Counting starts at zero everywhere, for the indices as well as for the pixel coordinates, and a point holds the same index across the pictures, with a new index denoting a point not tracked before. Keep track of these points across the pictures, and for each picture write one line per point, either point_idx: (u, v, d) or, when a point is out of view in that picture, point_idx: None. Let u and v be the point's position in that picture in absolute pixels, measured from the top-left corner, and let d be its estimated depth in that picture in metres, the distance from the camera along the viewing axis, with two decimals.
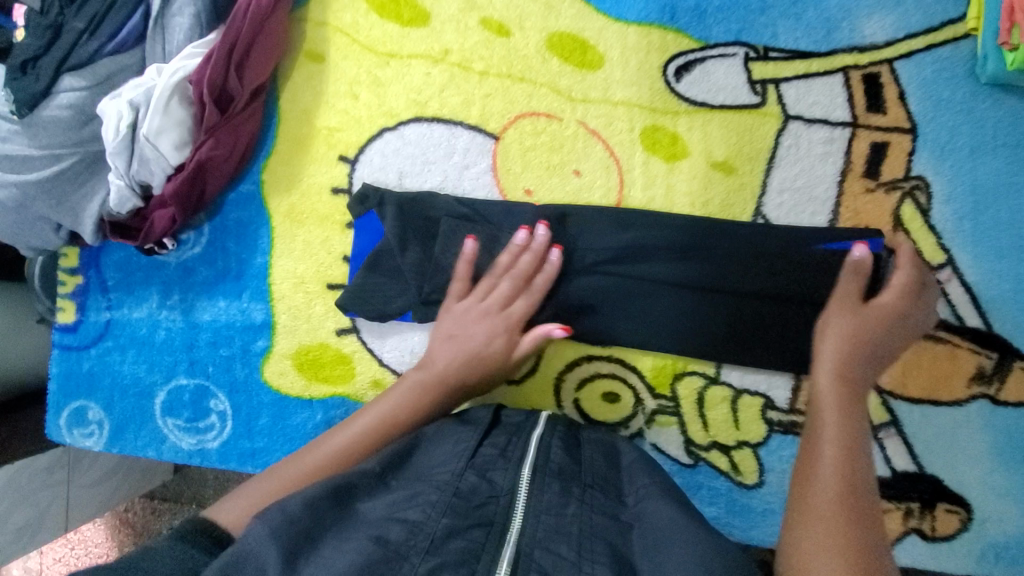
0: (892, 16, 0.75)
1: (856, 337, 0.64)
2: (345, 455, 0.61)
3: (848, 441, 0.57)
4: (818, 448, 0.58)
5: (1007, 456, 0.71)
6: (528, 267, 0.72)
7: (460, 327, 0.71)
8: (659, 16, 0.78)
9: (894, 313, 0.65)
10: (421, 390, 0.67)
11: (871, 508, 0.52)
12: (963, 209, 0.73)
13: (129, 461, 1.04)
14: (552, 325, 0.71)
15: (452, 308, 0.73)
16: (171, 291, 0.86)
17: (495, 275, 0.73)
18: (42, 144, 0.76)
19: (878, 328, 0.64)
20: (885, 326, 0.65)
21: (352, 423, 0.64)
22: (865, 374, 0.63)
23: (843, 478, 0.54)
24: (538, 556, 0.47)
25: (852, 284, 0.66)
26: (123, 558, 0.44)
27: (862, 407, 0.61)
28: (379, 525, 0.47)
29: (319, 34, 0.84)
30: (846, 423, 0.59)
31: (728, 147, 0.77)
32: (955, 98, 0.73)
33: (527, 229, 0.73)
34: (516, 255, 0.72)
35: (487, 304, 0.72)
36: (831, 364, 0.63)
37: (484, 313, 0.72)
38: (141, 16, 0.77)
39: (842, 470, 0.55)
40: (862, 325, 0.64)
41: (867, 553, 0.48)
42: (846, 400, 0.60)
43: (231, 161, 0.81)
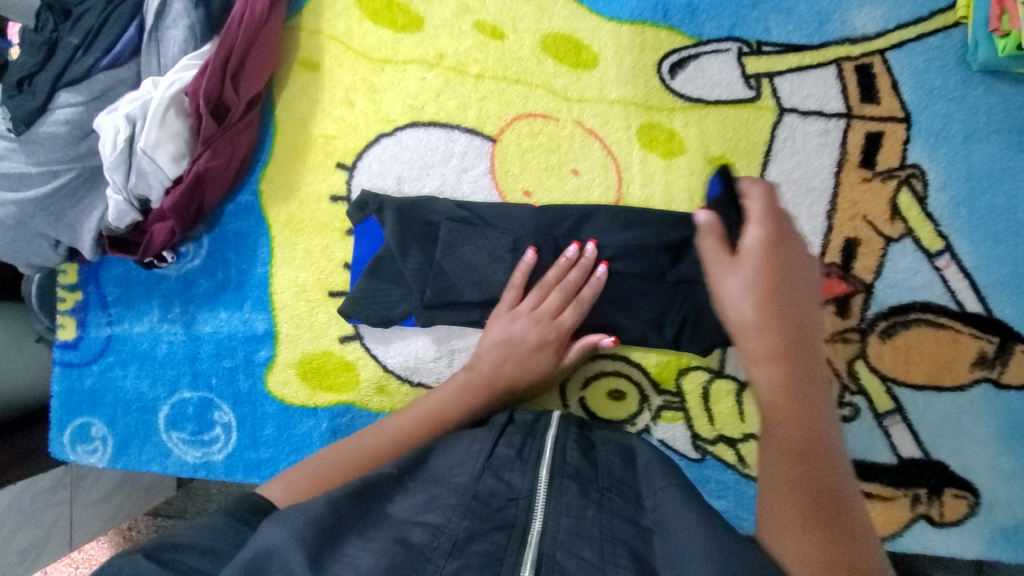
0: (882, 8, 0.75)
1: (773, 318, 0.54)
2: (353, 467, 0.61)
3: (807, 443, 0.48)
4: (774, 457, 0.48)
5: (1012, 440, 0.72)
6: (576, 282, 0.72)
7: (510, 332, 0.72)
8: (652, 14, 0.79)
9: (791, 270, 0.57)
10: (436, 408, 0.67)
11: (851, 519, 0.45)
12: (959, 195, 0.73)
13: (132, 476, 1.03)
14: (600, 337, 0.74)
15: (501, 314, 0.74)
16: (171, 304, 0.86)
17: (544, 288, 0.73)
18: (40, 161, 0.75)
19: (773, 284, 0.56)
20: (797, 289, 0.56)
21: (369, 438, 0.65)
22: (801, 348, 0.54)
23: (812, 490, 0.46)
24: (561, 558, 0.46)
25: (716, 245, 0.59)
26: (160, 543, 0.45)
27: (810, 390, 0.51)
28: (400, 527, 0.47)
29: (314, 43, 0.84)
30: (803, 420, 0.50)
31: (725, 142, 0.77)
32: (947, 86, 0.74)
33: (577, 244, 0.73)
34: (564, 269, 0.73)
35: (505, 318, 0.73)
36: (767, 353, 0.53)
37: (504, 327, 0.73)
38: (135, 30, 0.77)
39: (808, 480, 0.46)
40: (756, 286, 0.56)
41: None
42: (791, 391, 0.51)
43: (229, 173, 0.80)
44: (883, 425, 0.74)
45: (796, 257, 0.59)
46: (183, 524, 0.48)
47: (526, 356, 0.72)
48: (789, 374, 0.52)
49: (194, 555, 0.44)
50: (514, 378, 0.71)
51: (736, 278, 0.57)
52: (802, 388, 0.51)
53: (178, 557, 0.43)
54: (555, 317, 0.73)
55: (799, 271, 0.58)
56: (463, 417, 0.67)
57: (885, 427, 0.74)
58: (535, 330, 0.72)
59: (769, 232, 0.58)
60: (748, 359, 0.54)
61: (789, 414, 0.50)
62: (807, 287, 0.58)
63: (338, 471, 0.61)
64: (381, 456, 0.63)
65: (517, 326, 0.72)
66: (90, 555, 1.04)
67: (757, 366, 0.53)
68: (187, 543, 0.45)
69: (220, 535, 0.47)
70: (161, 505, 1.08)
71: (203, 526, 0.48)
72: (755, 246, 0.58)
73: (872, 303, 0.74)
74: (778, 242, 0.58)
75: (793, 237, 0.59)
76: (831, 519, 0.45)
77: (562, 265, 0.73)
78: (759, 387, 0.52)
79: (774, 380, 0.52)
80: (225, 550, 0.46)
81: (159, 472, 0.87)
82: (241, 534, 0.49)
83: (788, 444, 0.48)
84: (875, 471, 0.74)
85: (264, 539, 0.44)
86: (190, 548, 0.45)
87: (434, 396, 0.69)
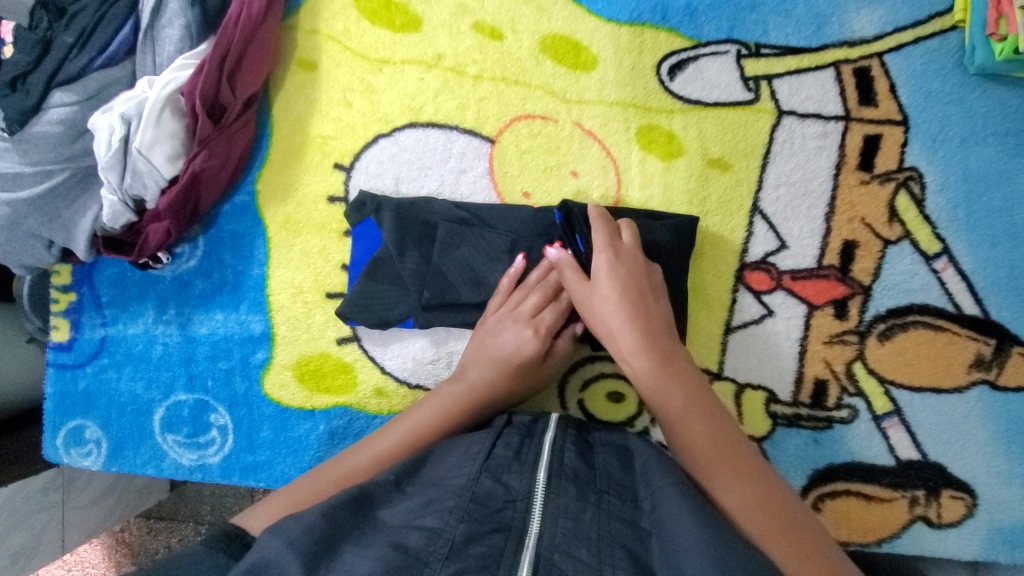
0: (880, 11, 0.75)
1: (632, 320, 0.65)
2: (358, 470, 0.63)
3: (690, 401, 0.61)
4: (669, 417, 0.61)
5: (1009, 441, 0.72)
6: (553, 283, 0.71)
7: (492, 335, 0.71)
8: (651, 16, 0.79)
9: (634, 277, 0.67)
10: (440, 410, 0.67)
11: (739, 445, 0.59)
12: (957, 198, 0.74)
13: (124, 478, 1.02)
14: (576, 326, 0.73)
15: (486, 319, 0.73)
16: (166, 305, 0.85)
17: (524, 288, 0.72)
18: (33, 160, 0.75)
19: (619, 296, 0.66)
20: (642, 292, 0.66)
21: (377, 441, 0.65)
22: (661, 334, 0.65)
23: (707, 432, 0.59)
24: (559, 561, 0.46)
25: (569, 274, 0.69)
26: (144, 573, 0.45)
27: (677, 360, 0.64)
28: (397, 531, 0.47)
29: (311, 43, 0.84)
30: (683, 383, 0.62)
31: (723, 144, 0.77)
32: (944, 89, 0.74)
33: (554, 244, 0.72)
34: (545, 270, 0.72)
35: (491, 322, 0.72)
36: (636, 346, 0.64)
37: (490, 330, 0.72)
38: (131, 28, 0.77)
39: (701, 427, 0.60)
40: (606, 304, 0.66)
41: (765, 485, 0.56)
42: (666, 365, 0.63)
43: (225, 173, 0.80)
44: (881, 426, 0.74)
45: (639, 265, 0.68)
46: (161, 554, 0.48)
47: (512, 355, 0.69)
48: (652, 359, 0.63)
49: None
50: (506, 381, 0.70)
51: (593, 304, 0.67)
52: (673, 360, 0.64)
53: None
54: (534, 315, 0.71)
55: (642, 277, 0.67)
56: (467, 421, 0.67)
57: (883, 429, 0.74)
58: (515, 329, 0.70)
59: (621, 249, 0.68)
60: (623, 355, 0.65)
61: (670, 386, 0.62)
62: (650, 284, 0.67)
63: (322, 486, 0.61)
64: (386, 458, 0.63)
65: (499, 327, 0.71)
66: (82, 557, 1.03)
67: (633, 361, 0.64)
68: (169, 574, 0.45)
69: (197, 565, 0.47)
70: (154, 507, 1.07)
71: (184, 560, 0.47)
72: (605, 275, 0.66)
73: (869, 305, 0.74)
74: (622, 258, 0.67)
75: (626, 248, 0.68)
76: (725, 447, 0.58)
77: (543, 266, 0.73)
78: (639, 377, 0.63)
79: (647, 367, 0.63)
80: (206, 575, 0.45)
81: (155, 475, 0.86)
82: (217, 560, 0.48)
83: (676, 409, 0.61)
84: (873, 473, 0.74)
85: (259, 550, 0.45)
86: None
87: (441, 393, 0.69)
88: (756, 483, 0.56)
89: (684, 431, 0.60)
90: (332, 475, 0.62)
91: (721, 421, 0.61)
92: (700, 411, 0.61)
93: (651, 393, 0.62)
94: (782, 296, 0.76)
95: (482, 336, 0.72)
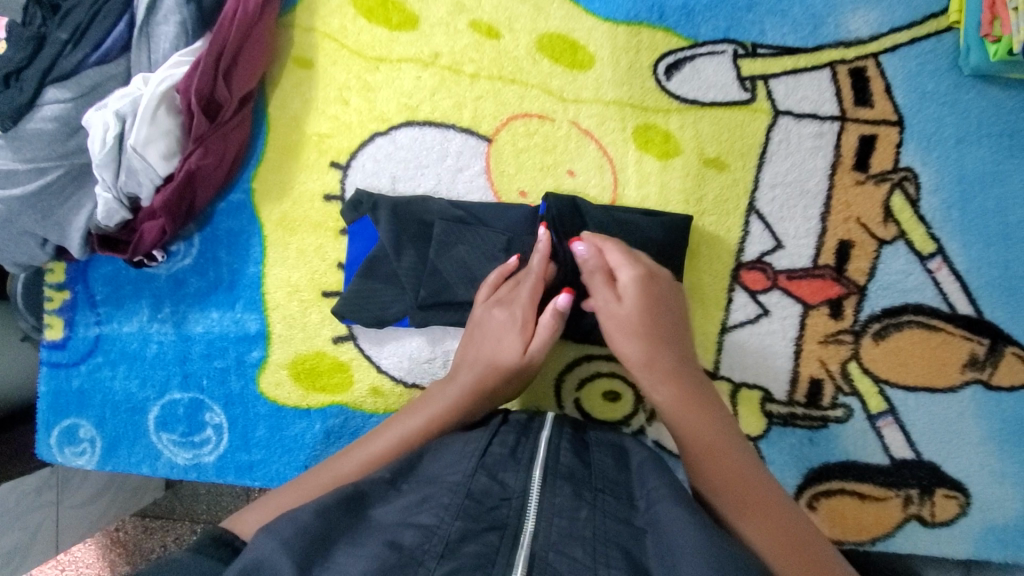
0: (876, 12, 0.76)
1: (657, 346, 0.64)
2: (353, 470, 0.61)
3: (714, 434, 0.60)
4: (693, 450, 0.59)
5: (1002, 440, 0.73)
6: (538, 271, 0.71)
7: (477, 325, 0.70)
8: (648, 15, 0.79)
9: (660, 300, 0.66)
10: (437, 410, 0.65)
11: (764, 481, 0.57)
12: (951, 198, 0.74)
13: (118, 478, 1.02)
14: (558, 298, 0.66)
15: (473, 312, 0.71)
16: (161, 303, 0.84)
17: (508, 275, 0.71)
18: (27, 157, 0.74)
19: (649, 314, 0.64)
20: (666, 317, 0.65)
21: (374, 442, 0.64)
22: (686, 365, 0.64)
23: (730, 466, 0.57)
24: (552, 560, 0.46)
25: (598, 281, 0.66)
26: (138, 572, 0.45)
27: (702, 394, 0.63)
28: (391, 530, 0.47)
29: (307, 40, 0.84)
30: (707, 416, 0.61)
31: (720, 144, 0.77)
32: (940, 90, 0.74)
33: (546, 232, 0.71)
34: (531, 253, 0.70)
35: (478, 310, 0.70)
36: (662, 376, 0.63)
37: (478, 319, 0.70)
38: (126, 25, 0.76)
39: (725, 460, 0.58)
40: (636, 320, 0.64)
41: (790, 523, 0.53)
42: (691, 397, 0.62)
43: (221, 171, 0.79)
44: (875, 425, 0.74)
45: (665, 287, 0.67)
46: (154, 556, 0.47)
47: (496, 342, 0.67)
48: (678, 387, 0.62)
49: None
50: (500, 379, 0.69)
51: (620, 317, 0.65)
52: (699, 393, 0.63)
53: None
54: (517, 296, 0.69)
55: (668, 299, 0.66)
56: (463, 420, 0.65)
57: (878, 428, 0.74)
58: (499, 309, 0.69)
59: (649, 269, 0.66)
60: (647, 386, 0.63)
61: (693, 415, 0.61)
62: (677, 309, 0.66)
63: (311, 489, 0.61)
64: (381, 457, 0.62)
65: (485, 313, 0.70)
66: (75, 557, 1.03)
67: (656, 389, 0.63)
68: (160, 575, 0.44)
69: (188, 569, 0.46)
70: (149, 506, 1.06)
71: (175, 564, 0.46)
72: (636, 299, 0.64)
73: (864, 305, 0.75)
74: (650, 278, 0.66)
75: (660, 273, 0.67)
76: (750, 481, 0.56)
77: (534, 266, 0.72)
78: (664, 403, 0.62)
79: (671, 395, 0.62)
80: None
81: (149, 474, 0.86)
82: (209, 565, 0.48)
83: (700, 438, 0.59)
84: (867, 472, 0.74)
85: (255, 549, 0.44)
86: None
87: (431, 398, 0.67)
88: (781, 523, 0.53)
89: (707, 463, 0.58)
90: (325, 476, 0.61)
91: (745, 456, 0.59)
92: (725, 443, 0.59)
93: (673, 421, 0.61)
94: (777, 296, 0.76)
95: (471, 329, 0.71)
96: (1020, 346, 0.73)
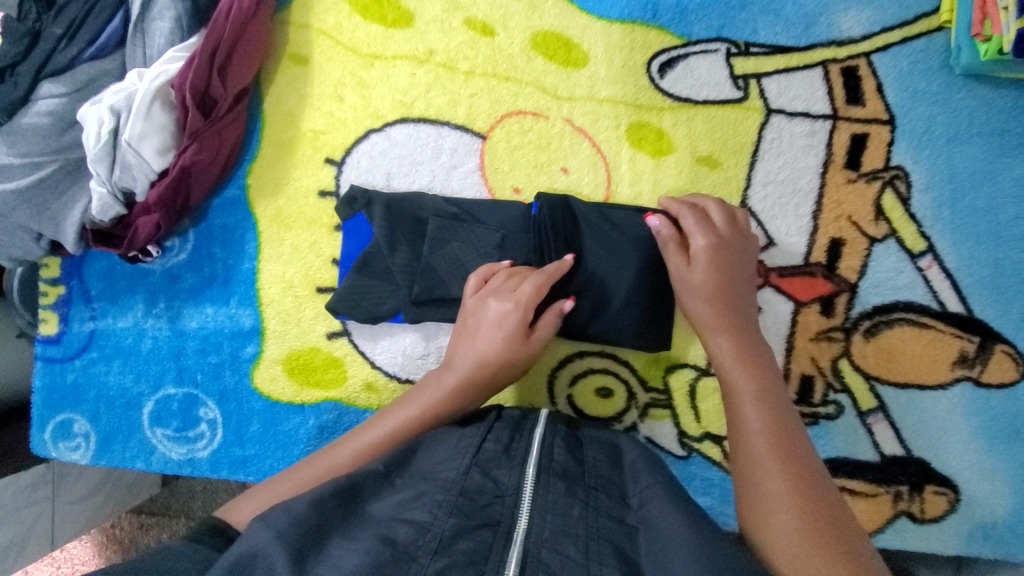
0: (868, 11, 0.76)
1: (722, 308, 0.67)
2: (344, 461, 0.61)
3: (762, 393, 0.60)
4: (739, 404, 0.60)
5: (992, 437, 0.73)
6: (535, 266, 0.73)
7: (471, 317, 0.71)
8: (642, 14, 0.79)
9: (732, 270, 0.69)
10: (431, 403, 0.65)
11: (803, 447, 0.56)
12: (942, 197, 0.75)
13: (113, 474, 1.02)
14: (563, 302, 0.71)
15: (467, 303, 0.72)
16: (156, 299, 0.85)
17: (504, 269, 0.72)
18: (21, 152, 0.74)
19: (719, 272, 0.68)
20: (735, 284, 0.69)
21: (368, 432, 0.64)
22: (750, 330, 0.66)
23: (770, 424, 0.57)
24: (545, 556, 0.46)
25: (670, 244, 0.70)
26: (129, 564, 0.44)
27: (765, 359, 0.64)
28: (385, 526, 0.47)
29: (302, 37, 0.84)
30: (760, 378, 0.62)
31: (712, 142, 0.78)
32: (931, 89, 0.75)
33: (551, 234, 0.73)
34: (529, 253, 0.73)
35: (471, 303, 0.71)
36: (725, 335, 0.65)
37: (471, 311, 0.71)
38: (121, 21, 0.77)
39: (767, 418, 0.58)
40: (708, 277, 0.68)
41: (813, 489, 0.53)
42: (748, 359, 0.63)
43: (216, 166, 0.80)
44: (866, 422, 0.75)
45: (738, 258, 0.70)
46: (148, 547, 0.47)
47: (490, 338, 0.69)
48: (735, 345, 0.64)
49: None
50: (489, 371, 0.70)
51: (694, 274, 0.68)
52: (758, 357, 0.64)
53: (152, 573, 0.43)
54: (515, 290, 0.70)
55: (738, 270, 0.69)
56: (457, 416, 0.66)
57: (868, 425, 0.75)
58: (495, 301, 0.69)
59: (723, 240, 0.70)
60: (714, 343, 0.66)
61: (744, 371, 0.62)
62: (743, 278, 0.70)
63: (305, 480, 0.60)
64: (377, 447, 0.62)
65: (478, 305, 0.70)
66: (71, 554, 1.03)
67: (717, 344, 0.65)
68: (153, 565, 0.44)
69: (184, 560, 0.46)
70: (145, 501, 1.06)
71: (169, 556, 0.46)
72: (706, 270, 0.68)
73: (855, 302, 0.75)
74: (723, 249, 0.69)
75: (734, 243, 0.70)
76: (787, 440, 0.56)
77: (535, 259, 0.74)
78: (721, 355, 0.65)
79: (729, 349, 0.64)
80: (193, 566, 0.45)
81: (143, 469, 0.86)
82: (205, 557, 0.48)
83: (746, 391, 0.60)
84: (858, 468, 0.75)
85: (249, 542, 0.44)
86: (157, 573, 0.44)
87: (426, 388, 0.68)
88: (807, 486, 0.53)
89: (748, 416, 0.59)
90: (319, 467, 0.61)
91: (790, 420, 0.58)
92: (771, 403, 0.59)
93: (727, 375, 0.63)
94: (769, 293, 0.76)
95: (463, 323, 0.71)
96: (1009, 343, 0.73)
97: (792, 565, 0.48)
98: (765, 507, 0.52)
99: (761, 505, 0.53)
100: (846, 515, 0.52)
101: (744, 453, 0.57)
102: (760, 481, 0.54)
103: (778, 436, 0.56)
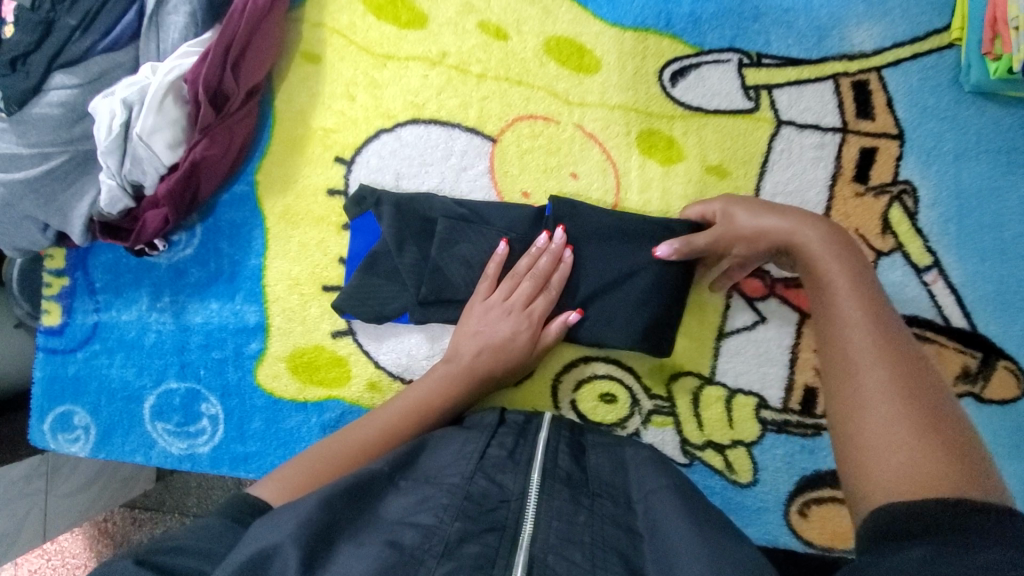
0: (880, 26, 0.77)
1: (786, 211, 0.63)
2: (369, 437, 0.65)
3: (856, 282, 0.54)
4: (834, 291, 0.55)
5: (990, 453, 0.73)
6: (546, 268, 0.72)
7: (485, 323, 0.72)
8: (655, 22, 0.79)
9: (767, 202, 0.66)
10: (449, 392, 0.69)
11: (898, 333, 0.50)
12: (949, 212, 0.75)
13: (109, 467, 1.01)
14: (567, 314, 0.73)
15: (475, 306, 0.74)
16: (161, 292, 0.84)
17: (516, 275, 0.73)
18: (31, 142, 0.75)
19: (755, 202, 0.66)
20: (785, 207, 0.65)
21: (387, 410, 0.68)
22: (832, 226, 0.61)
23: (866, 311, 0.52)
24: (552, 562, 0.46)
25: (694, 242, 0.69)
26: (154, 547, 0.45)
27: (855, 255, 0.58)
28: (392, 529, 0.47)
29: (316, 35, 0.84)
30: (849, 269, 0.56)
31: (722, 151, 0.78)
32: (940, 105, 0.75)
33: (546, 232, 0.74)
34: (535, 257, 0.73)
35: (480, 310, 0.73)
36: (808, 236, 0.60)
37: (480, 318, 0.73)
38: (135, 14, 0.77)
39: (863, 305, 0.52)
40: (749, 206, 0.66)
41: (908, 369, 0.47)
42: (835, 253, 0.58)
43: (226, 161, 0.80)
44: None
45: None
46: (177, 528, 0.48)
47: (504, 347, 0.71)
48: (818, 235, 0.60)
49: (188, 559, 0.44)
50: (487, 369, 0.71)
51: (740, 216, 0.66)
52: (845, 252, 0.58)
53: (172, 563, 0.43)
54: (527, 305, 0.72)
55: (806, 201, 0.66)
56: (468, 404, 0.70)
57: None
58: (508, 320, 0.72)
59: (718, 207, 0.69)
60: (789, 231, 0.62)
61: (834, 261, 0.57)
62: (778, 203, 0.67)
63: (330, 466, 0.62)
64: (397, 431, 0.66)
65: (490, 316, 0.72)
66: (62, 547, 1.03)
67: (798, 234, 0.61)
68: (183, 547, 0.45)
69: (215, 538, 0.47)
70: (138, 497, 1.05)
71: (198, 536, 0.47)
72: (751, 221, 0.65)
73: None
74: (734, 204, 0.67)
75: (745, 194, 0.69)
76: (887, 329, 0.50)
77: (531, 253, 0.73)
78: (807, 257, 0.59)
79: (816, 239, 0.60)
80: (218, 552, 0.46)
81: (142, 463, 0.86)
82: (234, 533, 0.49)
83: (843, 285, 0.55)
84: None
85: (258, 542, 0.44)
86: (183, 554, 0.44)
87: (437, 368, 0.72)
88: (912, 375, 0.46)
89: (835, 301, 0.54)
90: (337, 443, 0.64)
91: (883, 306, 0.53)
92: (872, 301, 0.53)
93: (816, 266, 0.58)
94: (775, 304, 0.77)
95: (466, 323, 0.73)
96: (1012, 360, 0.73)
97: (884, 443, 0.43)
98: (855, 394, 0.47)
99: (838, 349, 0.51)
100: (953, 403, 0.45)
101: (832, 339, 0.52)
102: (850, 357, 0.49)
103: (862, 289, 0.54)
